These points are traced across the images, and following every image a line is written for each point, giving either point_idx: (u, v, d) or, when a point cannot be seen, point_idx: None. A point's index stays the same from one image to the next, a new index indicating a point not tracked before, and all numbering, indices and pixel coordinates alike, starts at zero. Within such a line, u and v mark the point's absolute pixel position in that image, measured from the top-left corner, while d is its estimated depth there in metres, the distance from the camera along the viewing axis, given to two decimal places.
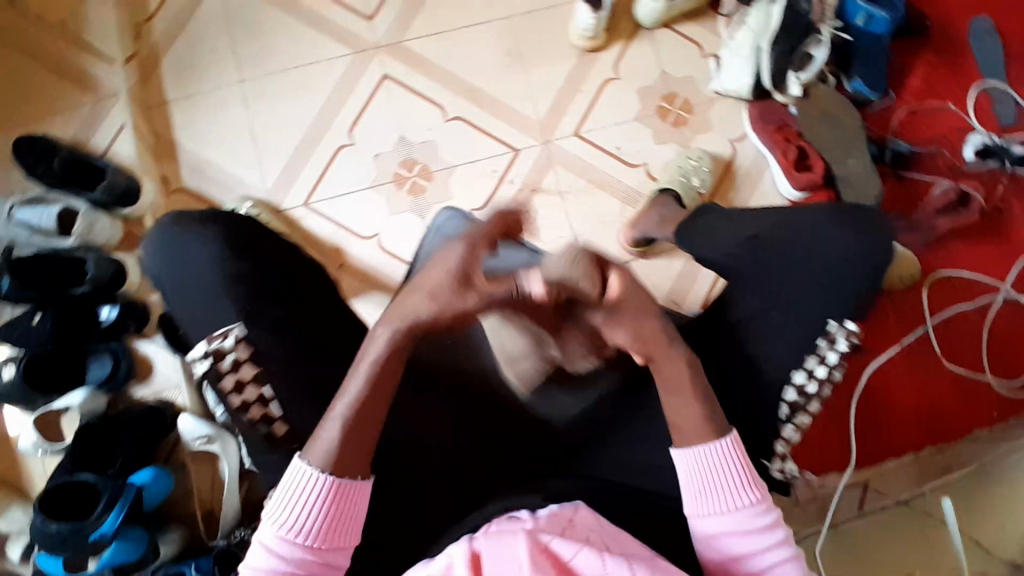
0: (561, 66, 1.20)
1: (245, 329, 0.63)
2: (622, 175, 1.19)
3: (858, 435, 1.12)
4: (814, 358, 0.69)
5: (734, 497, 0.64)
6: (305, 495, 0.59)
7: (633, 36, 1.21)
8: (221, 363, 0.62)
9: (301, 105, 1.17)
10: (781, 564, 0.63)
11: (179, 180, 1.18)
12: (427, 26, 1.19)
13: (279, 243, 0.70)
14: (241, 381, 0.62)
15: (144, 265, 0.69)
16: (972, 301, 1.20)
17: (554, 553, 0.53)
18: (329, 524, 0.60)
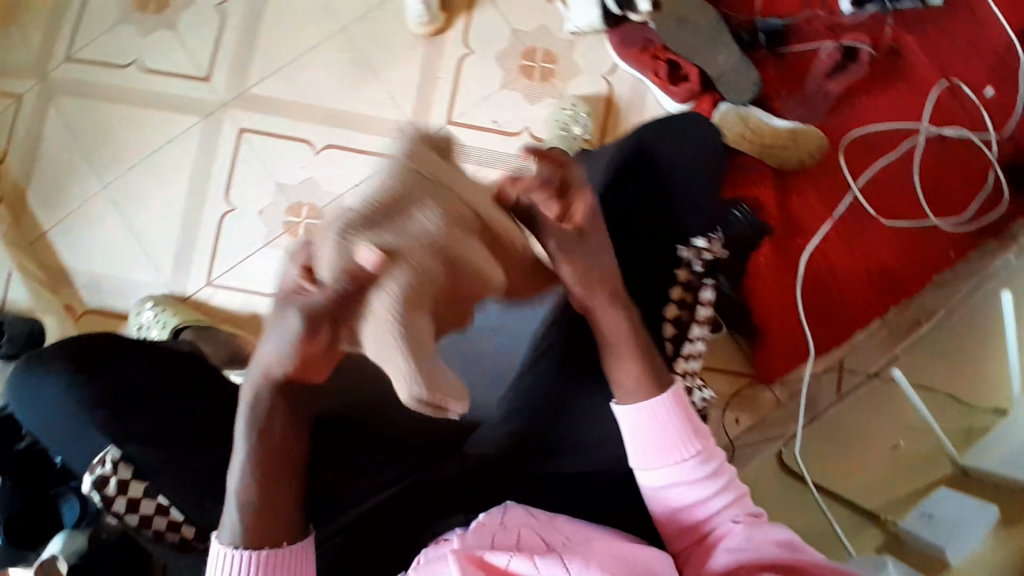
0: (411, 59, 1.16)
1: (119, 448, 0.64)
2: (507, 147, 1.16)
3: (818, 321, 1.10)
4: (679, 288, 0.70)
5: (677, 452, 0.64)
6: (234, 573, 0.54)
7: (473, 6, 1.19)
8: (106, 489, 0.62)
9: (170, 187, 1.14)
10: (722, 508, 0.65)
11: (82, 305, 1.13)
12: (266, 67, 1.16)
13: (138, 353, 0.72)
14: (131, 500, 0.61)
15: (23, 416, 0.74)
16: (892, 151, 1.16)
17: (488, 562, 0.56)
18: None
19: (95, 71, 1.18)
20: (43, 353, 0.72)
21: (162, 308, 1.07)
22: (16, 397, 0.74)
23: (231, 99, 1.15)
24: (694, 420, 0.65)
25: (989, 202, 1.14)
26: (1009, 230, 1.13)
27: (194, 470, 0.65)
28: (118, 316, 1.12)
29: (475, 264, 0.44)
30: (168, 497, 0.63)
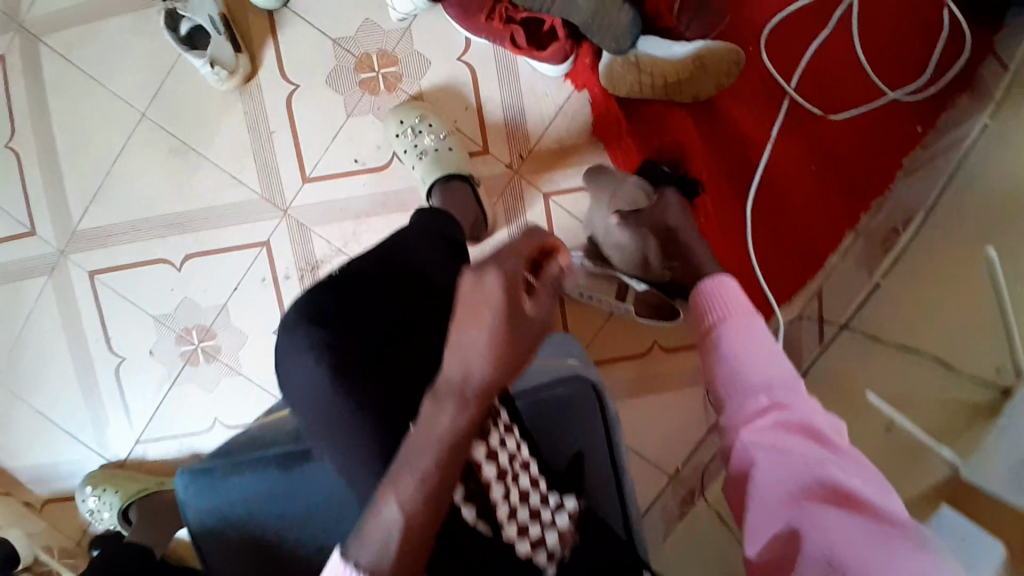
0: (232, 121, 0.98)
1: None
2: (381, 185, 0.98)
3: (779, 264, 0.98)
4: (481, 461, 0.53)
5: (735, 308, 0.71)
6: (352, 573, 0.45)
7: (276, 27, 0.97)
8: None
9: (53, 358, 1.03)
10: (788, 390, 0.62)
11: (36, 497, 1.07)
12: (85, 192, 1.00)
13: None
14: None
15: None
16: (821, 31, 0.95)
17: None
18: None
19: None
20: None
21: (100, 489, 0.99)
22: None
23: (66, 243, 1.01)
24: (745, 303, 0.71)
25: (949, 50, 0.93)
26: (978, 77, 0.92)
27: None
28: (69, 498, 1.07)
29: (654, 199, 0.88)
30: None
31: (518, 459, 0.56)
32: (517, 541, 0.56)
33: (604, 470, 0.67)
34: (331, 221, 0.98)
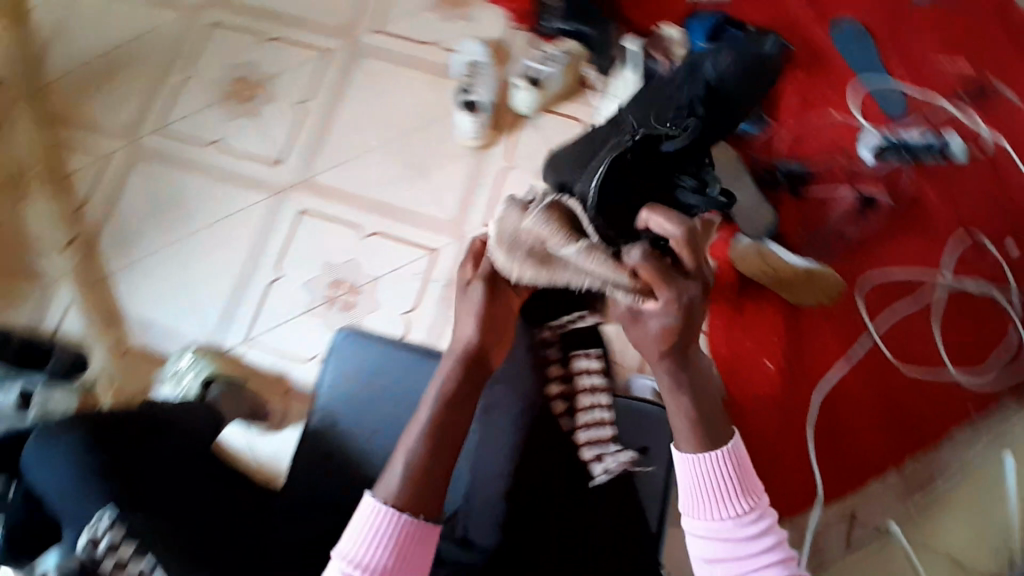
0: (456, 165, 1.28)
1: (119, 515, 0.72)
2: None
3: (826, 462, 1.10)
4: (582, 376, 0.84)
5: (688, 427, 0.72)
6: (367, 528, 0.64)
7: (517, 124, 1.29)
8: (101, 561, 0.70)
9: (225, 251, 1.28)
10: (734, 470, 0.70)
11: (127, 342, 1.25)
12: (330, 159, 1.31)
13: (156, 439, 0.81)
14: (121, 562, 0.70)
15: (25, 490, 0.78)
16: (913, 299, 1.18)
17: None
18: (393, 558, 0.63)
19: (182, 145, 1.36)
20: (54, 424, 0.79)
21: (201, 357, 1.15)
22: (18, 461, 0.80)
23: (295, 185, 1.30)
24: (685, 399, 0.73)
25: (1012, 360, 1.14)
26: None
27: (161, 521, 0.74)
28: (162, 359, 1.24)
29: None
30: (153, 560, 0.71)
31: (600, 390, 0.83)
32: (584, 449, 0.79)
33: (655, 487, 0.79)
34: None
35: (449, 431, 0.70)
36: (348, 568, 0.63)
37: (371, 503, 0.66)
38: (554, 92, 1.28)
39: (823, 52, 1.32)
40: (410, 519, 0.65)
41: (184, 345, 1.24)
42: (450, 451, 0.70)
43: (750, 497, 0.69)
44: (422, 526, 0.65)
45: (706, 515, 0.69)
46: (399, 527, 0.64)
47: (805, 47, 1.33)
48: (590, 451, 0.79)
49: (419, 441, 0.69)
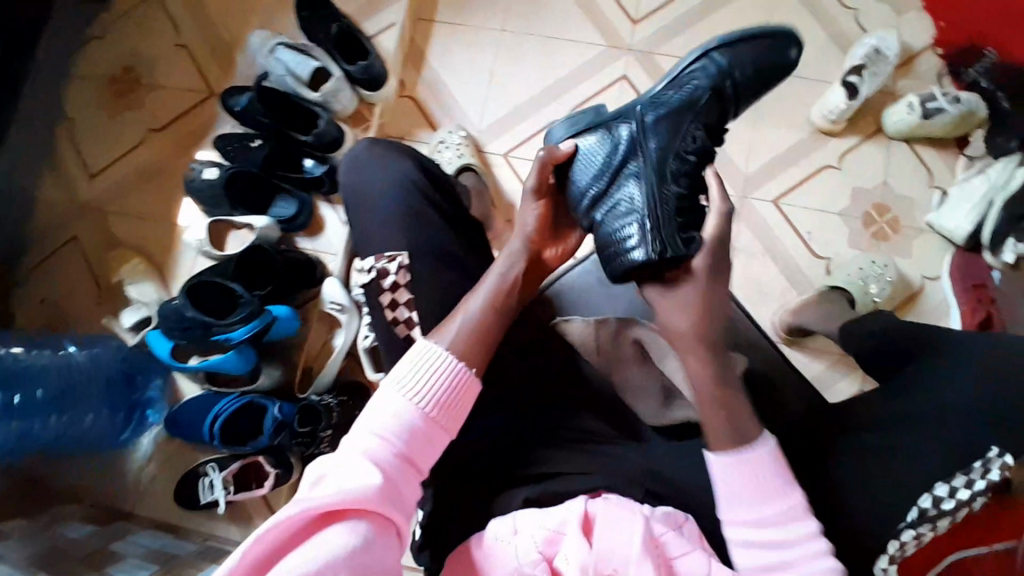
0: (788, 135, 1.21)
1: (409, 259, 0.78)
2: (802, 261, 1.18)
3: None
4: (962, 479, 0.70)
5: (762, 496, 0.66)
6: (432, 373, 0.69)
7: (873, 136, 1.20)
8: (383, 280, 0.77)
9: (541, 70, 1.31)
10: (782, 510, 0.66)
11: (412, 87, 1.32)
12: (679, 51, 1.28)
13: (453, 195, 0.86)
14: (395, 300, 0.77)
15: (341, 178, 0.86)
16: None
17: (663, 546, 0.65)
18: (444, 401, 0.69)
19: None
20: (390, 144, 0.86)
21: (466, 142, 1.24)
22: (347, 152, 0.87)
23: (636, 56, 1.29)
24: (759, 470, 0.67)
25: None
26: None
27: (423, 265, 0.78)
28: (432, 121, 1.30)
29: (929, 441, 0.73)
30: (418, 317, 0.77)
31: (961, 508, 0.70)
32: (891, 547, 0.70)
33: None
34: (753, 233, 1.18)
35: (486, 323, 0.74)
36: (405, 399, 0.67)
37: (431, 348, 0.70)
38: (929, 132, 1.16)
39: None
40: (462, 368, 0.70)
41: (455, 124, 1.30)
42: (500, 319, 0.75)
43: (791, 496, 0.66)
44: (470, 377, 0.70)
45: (746, 516, 0.66)
46: (454, 372, 0.70)
47: None
48: (891, 547, 0.71)
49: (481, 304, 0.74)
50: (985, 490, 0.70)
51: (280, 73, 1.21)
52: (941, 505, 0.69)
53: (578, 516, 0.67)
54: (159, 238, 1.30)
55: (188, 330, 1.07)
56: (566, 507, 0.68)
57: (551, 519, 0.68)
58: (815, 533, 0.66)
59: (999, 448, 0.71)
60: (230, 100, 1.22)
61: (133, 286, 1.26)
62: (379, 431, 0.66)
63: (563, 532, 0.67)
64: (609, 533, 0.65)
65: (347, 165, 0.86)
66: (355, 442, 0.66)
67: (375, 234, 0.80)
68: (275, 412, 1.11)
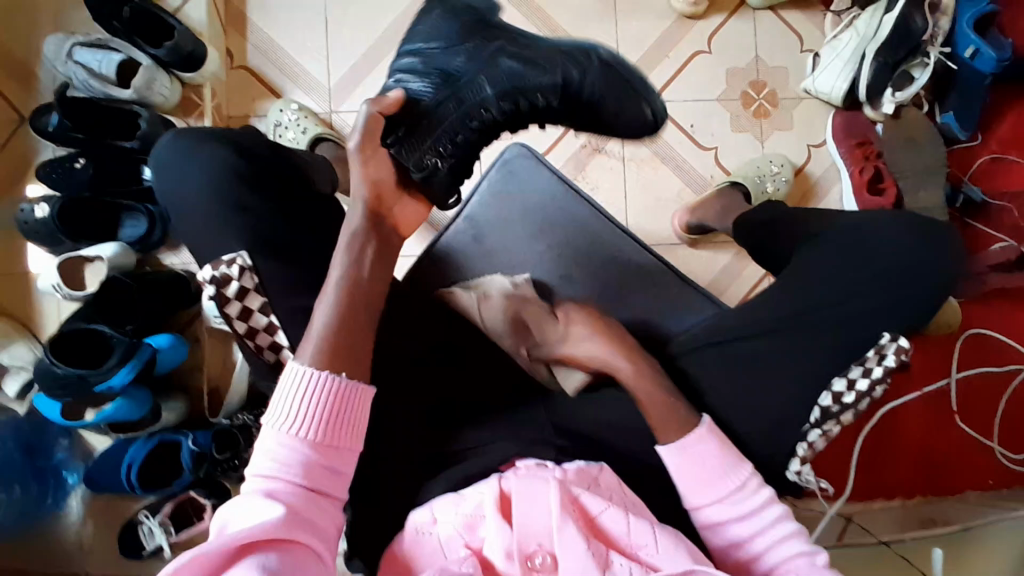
0: (653, 27, 1.16)
1: (252, 259, 0.69)
2: (690, 156, 1.14)
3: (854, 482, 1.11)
4: (858, 368, 0.72)
5: (724, 484, 0.64)
6: (305, 386, 0.60)
7: (735, 11, 1.15)
8: (227, 288, 0.69)
9: (380, 11, 1.18)
10: (762, 501, 0.65)
11: (243, 58, 1.18)
12: None
13: (299, 181, 0.77)
14: (247, 308, 0.69)
15: (158, 189, 0.75)
16: (995, 365, 1.15)
17: (583, 505, 0.60)
18: (328, 418, 0.60)
19: None
20: (200, 134, 0.75)
21: (304, 113, 1.13)
22: (150, 155, 0.76)
23: None
24: (727, 455, 0.65)
25: None
26: None
27: (271, 273, 0.70)
28: (274, 92, 1.17)
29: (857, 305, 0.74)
30: (279, 320, 0.69)
31: (863, 399, 0.72)
32: (800, 454, 0.73)
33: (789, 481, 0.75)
34: (639, 139, 1.14)
35: (354, 310, 0.65)
36: (287, 428, 0.59)
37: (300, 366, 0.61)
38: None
39: None
40: (336, 378, 0.61)
41: (301, 88, 1.17)
42: (356, 324, 0.65)
43: (739, 468, 0.65)
44: (348, 384, 0.61)
45: (704, 500, 0.65)
46: (330, 387, 0.60)
47: None
48: (800, 449, 0.73)
49: (332, 310, 0.65)
50: (882, 377, 0.72)
51: (80, 77, 1.07)
52: (841, 400, 0.72)
53: (494, 495, 0.61)
54: (15, 289, 1.17)
55: (61, 387, 0.96)
56: (476, 491, 0.62)
57: (461, 505, 0.61)
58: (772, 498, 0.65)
59: (891, 333, 0.73)
60: (39, 122, 1.08)
61: (0, 352, 1.11)
62: (273, 445, 0.59)
63: (480, 515, 0.60)
64: (525, 507, 0.59)
65: (154, 168, 0.75)
66: (256, 447, 0.60)
67: (209, 243, 0.72)
68: (190, 445, 1.03)
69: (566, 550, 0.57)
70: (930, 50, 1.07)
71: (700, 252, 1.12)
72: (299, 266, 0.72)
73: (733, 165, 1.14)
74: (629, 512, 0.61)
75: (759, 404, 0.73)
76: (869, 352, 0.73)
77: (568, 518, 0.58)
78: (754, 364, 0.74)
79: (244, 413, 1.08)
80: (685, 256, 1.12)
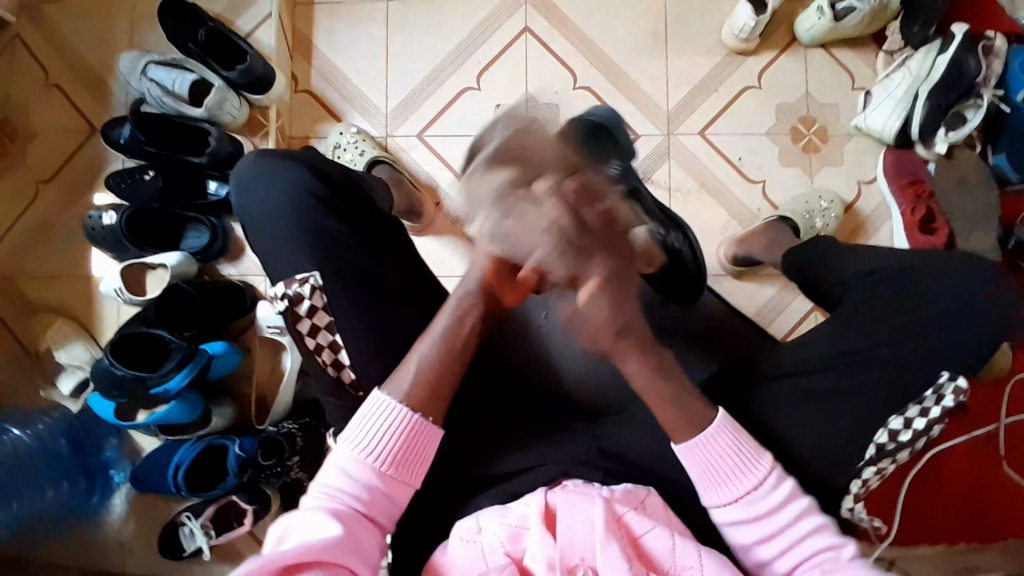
0: (704, 61, 1.18)
1: (321, 280, 0.73)
2: (737, 189, 1.15)
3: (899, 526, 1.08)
4: (915, 407, 0.72)
5: (740, 476, 0.65)
6: (385, 422, 0.66)
7: (786, 48, 1.17)
8: (297, 307, 0.73)
9: (439, 40, 1.23)
10: (783, 502, 0.65)
11: (306, 81, 1.23)
12: None
13: (364, 203, 0.80)
14: (315, 326, 0.73)
15: (235, 208, 0.80)
16: None
17: (627, 524, 0.60)
18: (398, 453, 0.66)
19: None
20: (275, 156, 0.79)
21: (362, 137, 1.18)
22: (229, 176, 0.81)
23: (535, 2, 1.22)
24: (741, 446, 0.66)
25: None
26: None
27: (333, 288, 0.74)
28: (334, 114, 1.22)
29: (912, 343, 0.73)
30: (342, 339, 0.73)
31: (921, 437, 0.72)
32: (854, 491, 0.72)
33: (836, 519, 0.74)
34: (686, 170, 1.15)
35: (445, 353, 0.70)
36: (359, 455, 0.65)
37: (384, 400, 0.67)
38: (843, 33, 1.13)
39: None
40: (416, 417, 0.67)
41: (359, 111, 1.22)
42: (453, 364, 0.71)
43: (757, 463, 0.65)
44: (425, 425, 0.67)
45: (720, 498, 0.66)
46: (407, 425, 0.66)
47: None
48: (853, 486, 0.73)
49: (431, 349, 0.70)
50: (940, 416, 0.72)
51: (156, 94, 1.13)
52: (897, 438, 0.71)
53: (539, 508, 0.62)
54: (79, 291, 1.23)
55: (121, 388, 1.01)
56: (521, 504, 0.63)
57: (507, 516, 0.62)
58: (796, 492, 0.65)
59: (949, 372, 0.72)
60: (112, 134, 1.15)
61: (62, 350, 1.18)
62: (342, 466, 0.65)
63: (525, 527, 0.61)
64: (570, 522, 0.60)
65: (237, 192, 0.80)
66: (325, 465, 0.66)
67: (283, 265, 0.75)
68: (237, 450, 1.06)
69: (608, 566, 0.57)
70: (983, 92, 1.07)
71: (745, 284, 1.12)
72: (360, 282, 0.75)
73: (780, 198, 1.14)
74: (674, 531, 0.60)
75: (809, 439, 0.72)
76: (927, 391, 0.72)
77: (611, 537, 0.58)
78: (805, 399, 0.73)
79: (289, 422, 1.12)
80: (729, 287, 1.12)
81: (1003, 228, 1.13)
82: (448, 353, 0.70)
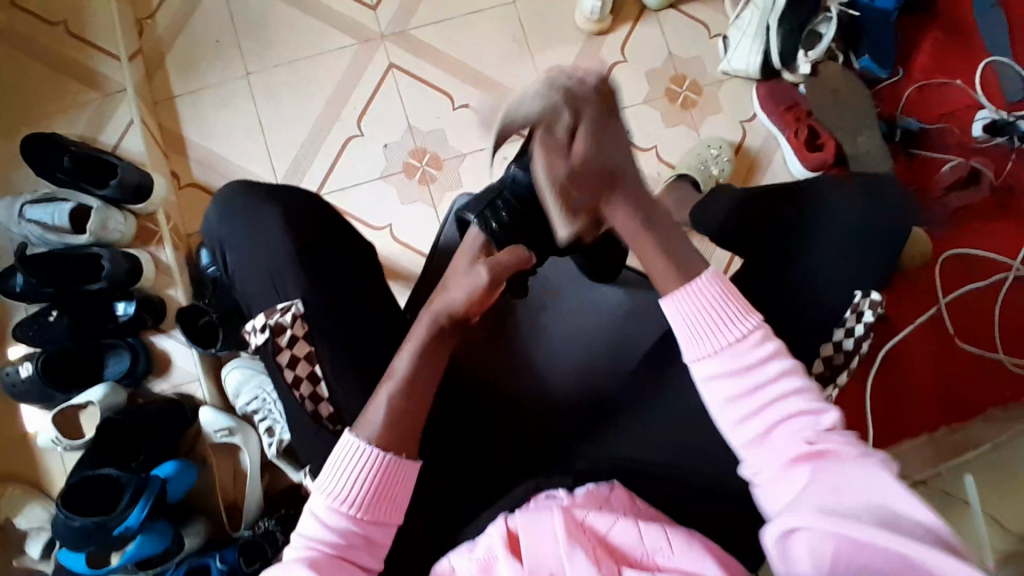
0: (568, 49, 1.21)
1: (302, 307, 0.73)
2: (634, 161, 1.18)
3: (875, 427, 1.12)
4: (841, 331, 0.74)
5: (728, 330, 0.63)
6: (354, 465, 0.62)
7: (639, 17, 1.20)
8: (279, 338, 0.71)
9: (308, 98, 1.22)
10: (780, 376, 0.61)
11: (189, 176, 1.21)
12: (431, 15, 1.23)
13: (327, 238, 0.77)
14: (295, 356, 0.71)
15: (218, 231, 0.80)
16: (981, 280, 1.16)
17: (591, 527, 0.59)
18: (373, 495, 0.62)
19: None
20: (263, 188, 0.79)
21: None
22: (213, 204, 0.81)
23: (392, 37, 1.23)
24: (726, 304, 0.64)
25: None
26: None
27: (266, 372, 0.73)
28: None
29: (819, 262, 0.76)
30: (322, 370, 0.71)
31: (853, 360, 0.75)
32: None
33: None
34: None
35: (416, 390, 0.65)
36: (334, 503, 0.62)
37: (354, 443, 0.63)
38: None
39: (963, 15, 1.21)
40: (389, 455, 0.63)
41: None
42: (422, 399, 0.66)
43: (742, 320, 0.63)
44: (399, 461, 0.63)
45: (703, 351, 0.63)
46: (378, 464, 0.62)
47: (948, 6, 1.22)
48: None
49: (395, 388, 0.65)
50: (865, 333, 0.74)
51: (37, 233, 1.09)
52: (831, 363, 0.75)
53: (501, 536, 0.59)
54: (15, 454, 1.17)
55: (83, 539, 0.95)
56: (486, 534, 0.60)
57: (473, 552, 0.59)
58: (781, 352, 0.62)
59: (863, 290, 0.75)
60: (6, 286, 1.09)
61: (21, 518, 1.11)
62: (318, 515, 0.62)
63: (493, 557, 0.58)
64: (536, 543, 0.57)
65: (218, 215, 0.79)
66: (302, 516, 0.63)
67: (264, 295, 0.75)
68: (218, 564, 1.01)
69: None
70: (830, 5, 1.14)
71: None
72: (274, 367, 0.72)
73: (675, 158, 1.17)
74: (639, 519, 0.59)
75: None
76: (847, 315, 0.74)
77: (576, 544, 0.56)
78: None
79: (265, 520, 1.07)
80: None
81: (887, 123, 1.19)
82: (416, 394, 0.65)
